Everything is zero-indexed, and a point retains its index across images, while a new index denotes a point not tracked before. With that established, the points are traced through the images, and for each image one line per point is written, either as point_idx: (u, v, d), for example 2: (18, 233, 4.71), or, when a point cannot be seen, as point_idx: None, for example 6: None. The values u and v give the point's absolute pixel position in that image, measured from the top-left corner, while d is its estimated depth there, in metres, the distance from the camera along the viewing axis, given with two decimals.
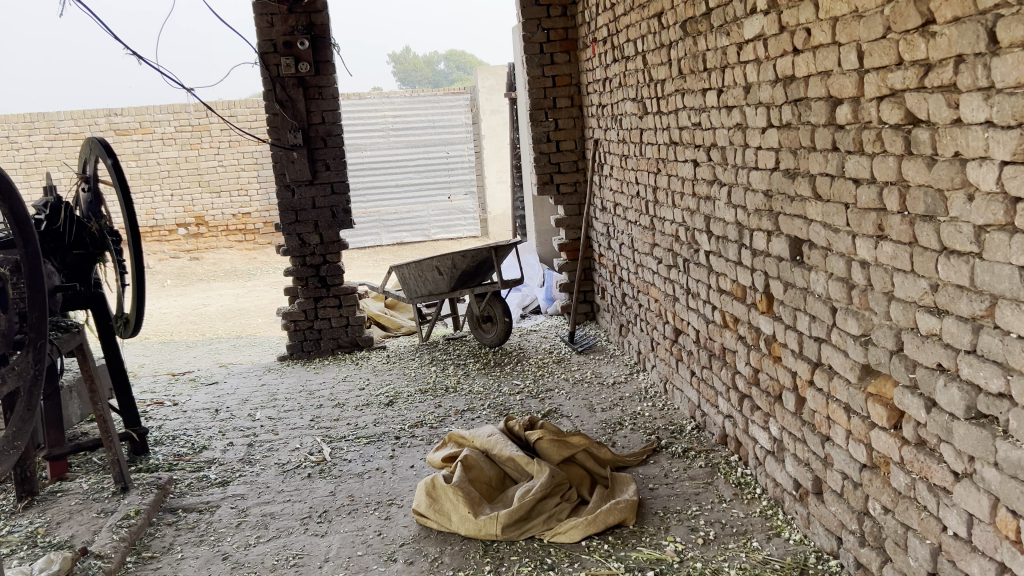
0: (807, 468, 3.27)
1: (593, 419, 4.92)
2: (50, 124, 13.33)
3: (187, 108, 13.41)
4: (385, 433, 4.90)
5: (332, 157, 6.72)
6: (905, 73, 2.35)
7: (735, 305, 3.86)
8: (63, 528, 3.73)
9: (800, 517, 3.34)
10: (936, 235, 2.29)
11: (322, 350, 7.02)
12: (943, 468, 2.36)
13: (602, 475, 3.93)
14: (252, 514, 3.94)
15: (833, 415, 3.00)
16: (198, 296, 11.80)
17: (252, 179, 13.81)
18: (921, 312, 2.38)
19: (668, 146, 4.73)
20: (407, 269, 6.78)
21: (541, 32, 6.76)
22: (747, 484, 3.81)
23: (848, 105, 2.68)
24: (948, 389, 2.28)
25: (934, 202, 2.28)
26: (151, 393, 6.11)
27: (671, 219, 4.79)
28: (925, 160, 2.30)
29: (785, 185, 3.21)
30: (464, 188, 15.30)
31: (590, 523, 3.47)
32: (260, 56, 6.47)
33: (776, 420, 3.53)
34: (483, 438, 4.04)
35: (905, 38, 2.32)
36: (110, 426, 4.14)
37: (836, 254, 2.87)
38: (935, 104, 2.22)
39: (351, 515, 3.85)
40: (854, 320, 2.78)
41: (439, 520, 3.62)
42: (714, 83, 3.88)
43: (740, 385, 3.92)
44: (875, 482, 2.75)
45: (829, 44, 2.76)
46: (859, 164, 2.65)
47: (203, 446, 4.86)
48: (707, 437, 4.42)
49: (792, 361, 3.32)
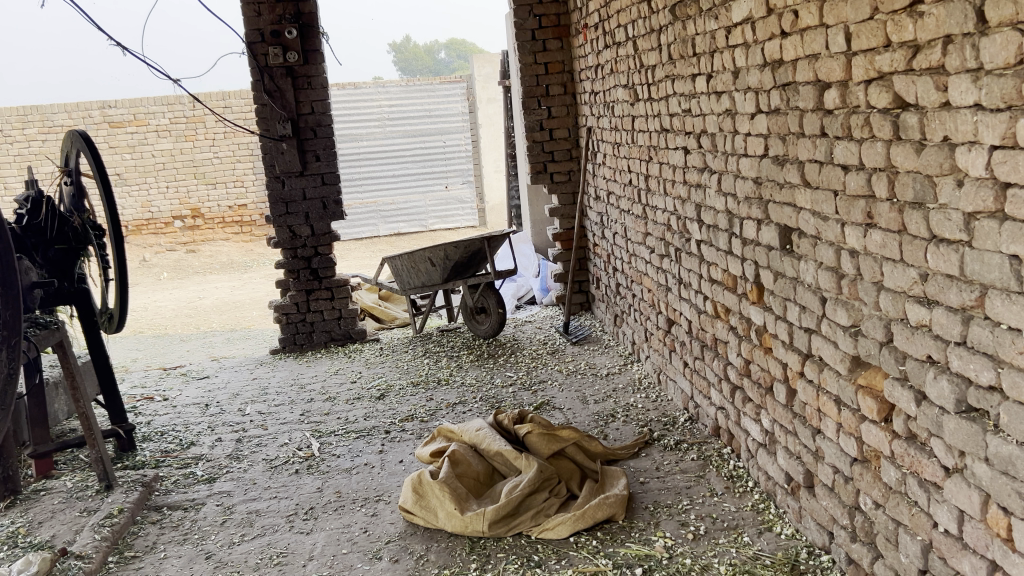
0: (798, 462, 3.20)
1: (586, 412, 4.86)
2: (44, 117, 13.25)
3: (182, 99, 13.31)
4: (374, 427, 4.85)
5: (322, 147, 6.61)
6: (893, 55, 2.26)
7: (726, 295, 3.78)
8: (44, 527, 3.69)
9: (792, 511, 3.27)
10: (925, 223, 2.21)
11: (315, 343, 6.96)
12: (933, 463, 2.29)
13: (592, 468, 3.86)
14: (237, 511, 3.88)
15: (824, 407, 2.92)
16: (194, 289, 11.76)
17: (248, 170, 13.73)
18: (911, 303, 2.31)
19: (659, 133, 4.65)
20: (400, 260, 6.71)
21: (533, 19, 6.66)
22: (739, 477, 3.74)
23: (836, 89, 2.60)
24: (938, 381, 2.20)
25: (923, 189, 2.20)
26: (142, 388, 6.06)
27: (663, 207, 4.70)
28: (914, 145, 2.22)
29: (774, 172, 3.14)
30: (462, 177, 15.20)
31: (579, 518, 3.41)
32: (248, 46, 6.37)
33: (768, 412, 3.47)
34: (472, 433, 3.98)
35: (893, 18, 2.24)
36: (93, 424, 4.09)
37: (825, 243, 2.79)
38: (924, 87, 2.14)
39: (338, 512, 3.80)
40: (844, 311, 2.70)
41: (426, 517, 3.55)
42: (703, 68, 3.79)
43: (732, 376, 3.85)
44: (866, 476, 2.68)
45: (816, 26, 2.68)
46: (847, 150, 2.57)
47: (191, 442, 4.80)
48: (700, 429, 4.35)
49: (783, 352, 3.24)
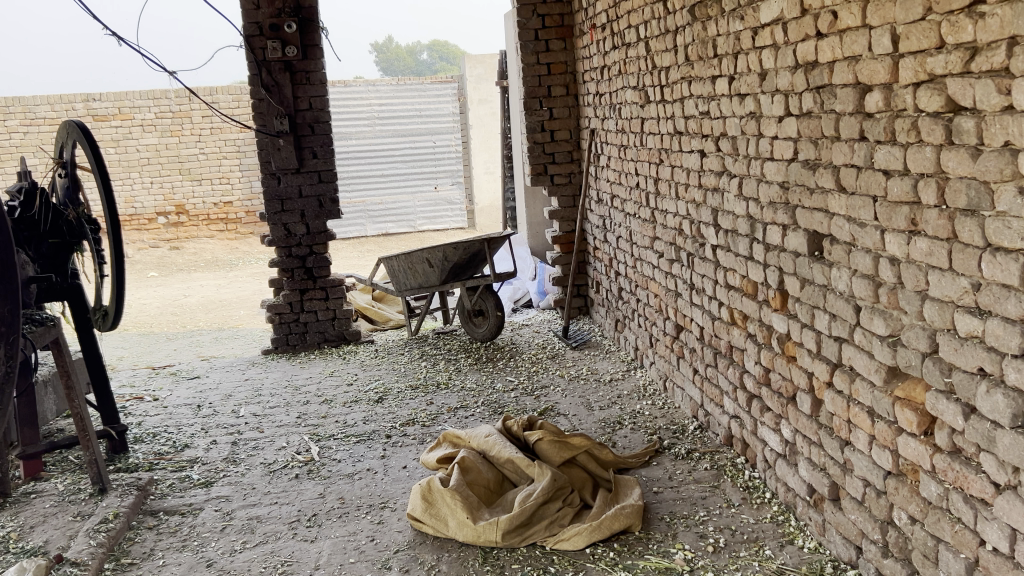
0: (823, 474, 3.12)
1: (592, 418, 4.77)
2: (25, 109, 12.93)
3: (168, 94, 13.06)
4: (375, 431, 4.72)
5: (320, 145, 6.49)
6: (947, 57, 2.19)
7: (745, 302, 3.72)
8: (37, 532, 3.52)
9: (814, 524, 3.20)
10: (980, 231, 2.14)
11: (308, 344, 6.81)
12: (982, 479, 2.22)
13: (604, 478, 3.77)
14: (237, 517, 3.75)
15: (855, 419, 2.85)
16: (178, 286, 11.54)
17: (234, 167, 13.52)
18: (961, 313, 2.24)
19: (671, 136, 4.59)
20: (396, 261, 6.58)
21: (536, 18, 6.56)
22: (755, 488, 3.66)
23: (879, 92, 2.52)
24: (992, 395, 2.13)
25: (978, 196, 2.13)
26: (131, 387, 5.89)
27: (674, 212, 4.64)
28: (969, 150, 2.15)
29: (804, 177, 3.06)
30: (451, 178, 15.09)
31: (595, 529, 3.30)
32: (245, 39, 6.21)
33: (789, 422, 3.39)
34: (481, 439, 3.88)
35: (949, 19, 2.17)
36: (87, 423, 3.93)
37: (861, 250, 2.72)
38: (983, 90, 2.07)
39: (342, 519, 3.67)
40: (881, 320, 2.63)
41: (435, 526, 3.44)
42: (725, 70, 3.73)
43: (748, 385, 3.78)
44: (901, 491, 2.61)
45: (858, 27, 2.61)
46: (890, 154, 2.50)
47: (185, 444, 4.65)
48: (711, 437, 4.28)
49: (809, 362, 3.17)
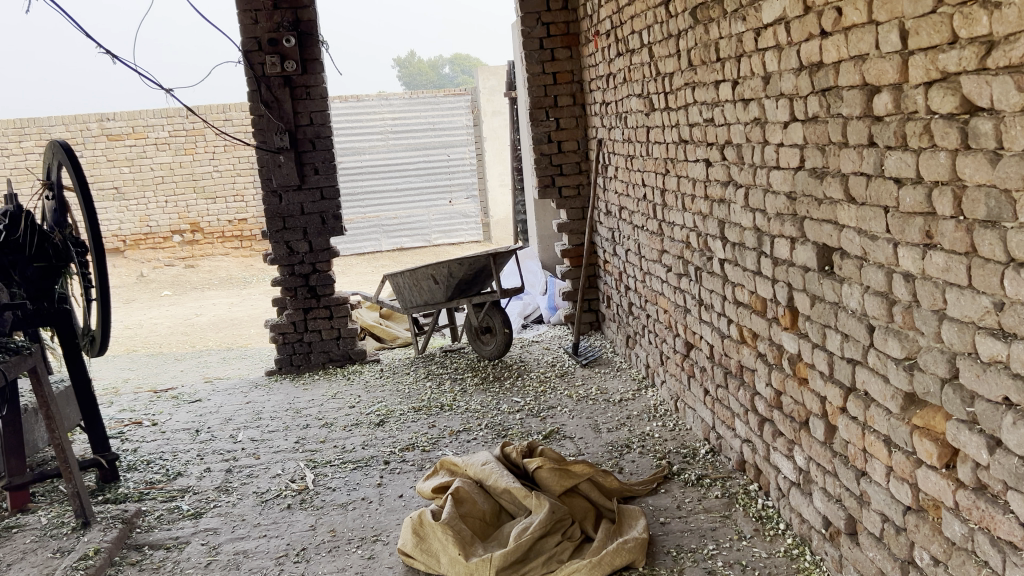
0: (838, 506, 2.90)
1: (599, 442, 4.55)
2: (41, 130, 13.06)
3: (181, 112, 13.09)
4: (373, 457, 4.55)
5: (321, 160, 6.36)
6: (960, 53, 1.98)
7: (754, 320, 3.51)
8: (14, 570, 3.39)
9: (831, 560, 2.97)
10: (1001, 245, 1.92)
11: (313, 364, 6.67)
12: (1010, 520, 1.99)
13: (609, 507, 3.56)
14: (223, 551, 3.59)
15: (870, 448, 2.63)
16: (192, 305, 11.49)
17: (248, 184, 13.50)
18: (983, 335, 2.02)
19: (677, 145, 4.39)
20: (402, 277, 6.42)
21: (541, 27, 6.41)
22: (769, 519, 3.42)
23: (888, 93, 2.31)
24: (1019, 427, 1.90)
25: (998, 206, 1.92)
26: (130, 411, 5.77)
27: (682, 223, 4.43)
28: (988, 156, 1.93)
29: (812, 187, 2.86)
30: (466, 192, 14.97)
31: (595, 565, 3.09)
32: (244, 55, 6.12)
33: (802, 449, 3.17)
34: (477, 467, 3.69)
35: (961, 11, 1.96)
36: (69, 455, 3.80)
37: (873, 265, 2.50)
38: (1001, 88, 1.85)
39: (332, 554, 3.50)
40: (896, 342, 2.41)
41: (426, 561, 3.25)
42: (729, 74, 3.52)
43: (760, 408, 3.56)
44: (923, 529, 2.38)
45: (864, 24, 2.40)
46: (901, 161, 2.29)
47: (178, 472, 4.51)
48: (723, 462, 4.05)
49: (821, 385, 2.95)
